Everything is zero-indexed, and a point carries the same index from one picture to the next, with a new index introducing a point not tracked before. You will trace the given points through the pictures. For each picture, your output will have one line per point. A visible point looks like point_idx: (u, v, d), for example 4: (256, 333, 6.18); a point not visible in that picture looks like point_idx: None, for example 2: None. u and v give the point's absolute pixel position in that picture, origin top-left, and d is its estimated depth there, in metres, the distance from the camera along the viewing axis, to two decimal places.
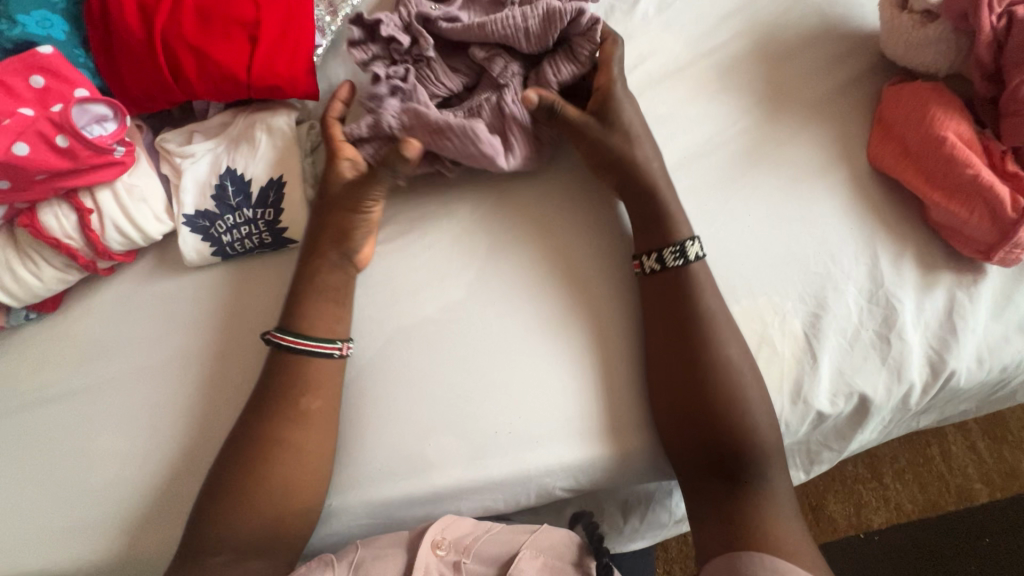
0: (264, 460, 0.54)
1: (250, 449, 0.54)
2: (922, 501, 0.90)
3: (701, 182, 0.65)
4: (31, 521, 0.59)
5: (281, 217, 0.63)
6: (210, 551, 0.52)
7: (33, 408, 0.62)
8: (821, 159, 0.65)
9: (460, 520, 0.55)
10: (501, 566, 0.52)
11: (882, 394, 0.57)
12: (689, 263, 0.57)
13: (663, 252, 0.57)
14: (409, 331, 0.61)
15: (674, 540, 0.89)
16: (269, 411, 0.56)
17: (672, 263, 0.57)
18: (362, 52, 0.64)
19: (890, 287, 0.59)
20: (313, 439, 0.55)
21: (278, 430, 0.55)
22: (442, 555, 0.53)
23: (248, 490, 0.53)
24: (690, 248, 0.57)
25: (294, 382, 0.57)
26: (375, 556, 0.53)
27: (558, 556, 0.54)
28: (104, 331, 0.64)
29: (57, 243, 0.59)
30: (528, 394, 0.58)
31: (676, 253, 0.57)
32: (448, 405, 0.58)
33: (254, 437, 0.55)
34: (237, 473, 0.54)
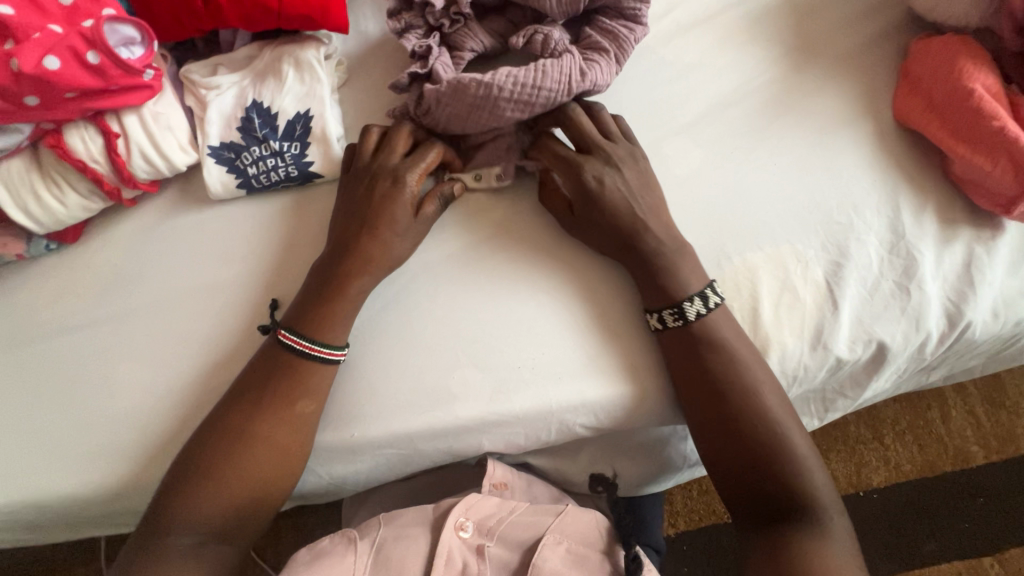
0: (233, 447, 0.53)
1: (219, 436, 0.53)
2: (920, 462, 0.92)
3: (728, 131, 0.65)
4: (50, 447, 0.58)
5: (308, 151, 0.62)
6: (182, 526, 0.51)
7: (51, 338, 0.62)
8: (847, 112, 0.65)
9: (483, 500, 0.56)
10: (525, 552, 0.54)
11: (900, 341, 0.59)
12: (689, 323, 0.55)
13: (661, 312, 0.56)
14: (434, 271, 0.61)
15: (679, 493, 0.93)
16: (248, 387, 0.55)
17: (670, 325, 0.56)
18: (396, 20, 0.63)
19: (911, 238, 0.60)
20: (290, 434, 0.54)
21: (247, 419, 0.53)
22: (465, 537, 0.54)
23: (214, 473, 0.52)
24: (690, 307, 0.55)
25: (267, 381, 0.54)
26: (397, 538, 0.54)
27: (581, 541, 0.55)
28: (127, 262, 0.64)
29: (83, 166, 0.58)
30: (543, 342, 0.58)
31: (675, 315, 0.55)
32: (468, 341, 0.58)
33: (230, 419, 0.54)
34: (208, 452, 0.53)
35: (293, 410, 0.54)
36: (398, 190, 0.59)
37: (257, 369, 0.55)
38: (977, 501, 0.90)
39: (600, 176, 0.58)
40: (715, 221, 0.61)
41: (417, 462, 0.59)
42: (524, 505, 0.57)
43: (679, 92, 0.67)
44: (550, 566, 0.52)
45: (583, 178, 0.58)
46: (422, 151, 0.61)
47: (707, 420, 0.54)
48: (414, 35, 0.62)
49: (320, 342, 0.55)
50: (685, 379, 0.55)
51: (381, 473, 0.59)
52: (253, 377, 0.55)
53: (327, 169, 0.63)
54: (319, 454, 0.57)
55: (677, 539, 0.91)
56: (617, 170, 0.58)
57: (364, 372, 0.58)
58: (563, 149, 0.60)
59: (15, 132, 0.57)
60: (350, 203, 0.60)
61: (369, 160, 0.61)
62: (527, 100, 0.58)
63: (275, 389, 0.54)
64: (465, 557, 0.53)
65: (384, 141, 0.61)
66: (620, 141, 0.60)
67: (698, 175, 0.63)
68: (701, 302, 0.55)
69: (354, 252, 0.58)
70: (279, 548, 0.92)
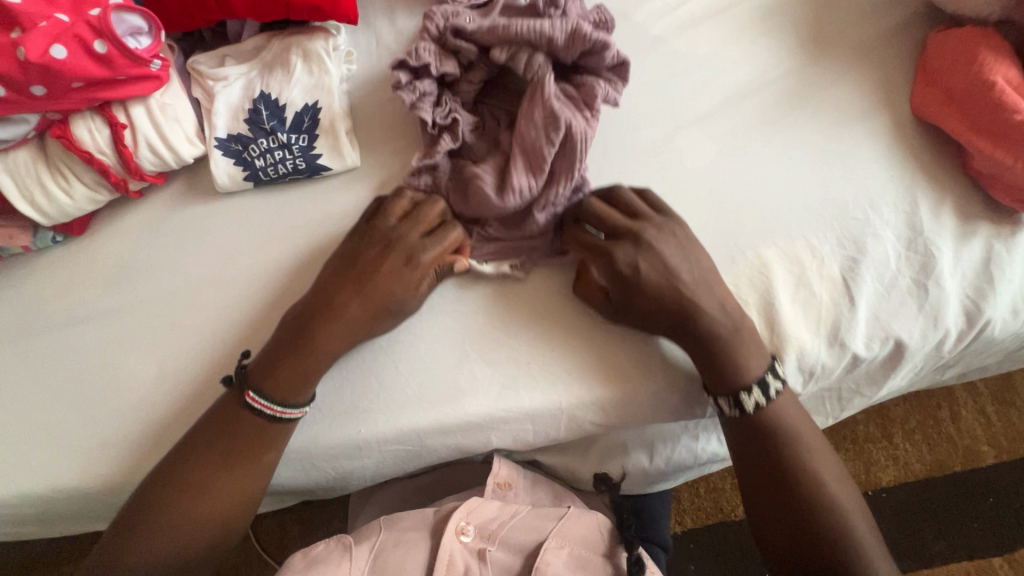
0: (186, 505, 0.51)
1: (169, 478, 0.51)
2: (930, 462, 0.91)
3: (742, 125, 0.64)
4: (55, 441, 0.58)
5: (316, 143, 0.62)
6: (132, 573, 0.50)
7: (57, 330, 0.61)
8: (863, 106, 0.64)
9: (485, 504, 0.55)
10: (527, 556, 0.53)
11: (917, 339, 0.58)
12: (746, 415, 0.53)
13: (719, 400, 0.54)
14: (446, 308, 0.59)
15: (687, 491, 0.92)
16: (210, 440, 0.52)
17: (728, 412, 0.54)
18: (408, 92, 0.59)
19: (929, 234, 0.59)
20: (248, 486, 0.53)
21: (205, 468, 0.52)
22: (466, 541, 0.53)
23: (166, 523, 0.50)
24: (748, 399, 0.53)
25: (229, 434, 0.53)
26: (397, 543, 0.52)
27: (585, 547, 0.54)
28: (133, 254, 0.63)
29: (89, 157, 0.58)
30: (513, 387, 0.56)
31: (731, 405, 0.54)
32: (467, 349, 0.57)
33: (188, 469, 0.52)
34: (157, 506, 0.51)
35: (257, 463, 0.53)
36: (409, 270, 0.56)
37: (223, 421, 0.53)
38: (987, 502, 0.88)
39: (634, 262, 0.54)
40: (729, 217, 0.60)
41: (425, 458, 0.58)
42: (527, 509, 0.56)
43: (691, 85, 0.66)
44: (553, 571, 0.51)
45: (617, 267, 0.54)
46: (445, 229, 0.58)
47: (746, 456, 0.54)
48: (427, 108, 0.59)
49: (280, 400, 0.53)
50: (738, 438, 0.54)
51: (389, 468, 0.58)
52: (220, 433, 0.53)
53: (335, 161, 0.62)
54: (327, 450, 0.56)
55: (685, 537, 0.90)
56: (654, 252, 0.54)
57: (372, 367, 0.57)
58: (593, 237, 0.56)
59: (23, 122, 0.56)
60: (356, 266, 0.56)
61: (388, 224, 0.58)
62: (531, 184, 0.57)
63: (238, 441, 0.53)
64: (467, 561, 0.52)
65: (412, 208, 0.59)
66: (652, 221, 0.56)
67: (711, 170, 0.62)
68: (761, 393, 0.53)
69: (355, 336, 0.55)
70: (285, 543, 0.91)
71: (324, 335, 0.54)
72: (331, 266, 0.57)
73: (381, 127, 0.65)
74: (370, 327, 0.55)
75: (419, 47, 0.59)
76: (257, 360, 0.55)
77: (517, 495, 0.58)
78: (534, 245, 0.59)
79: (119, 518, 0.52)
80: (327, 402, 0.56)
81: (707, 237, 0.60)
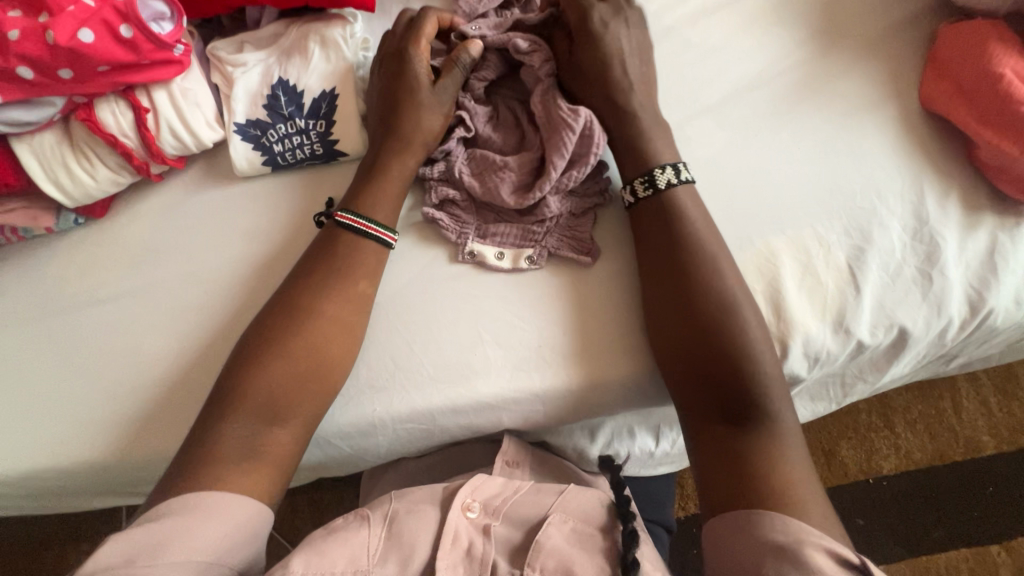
0: (289, 336, 0.54)
1: (240, 363, 0.53)
2: (930, 451, 0.93)
3: (752, 114, 0.65)
4: (74, 417, 0.59)
5: (333, 128, 0.63)
6: (240, 405, 0.51)
7: (80, 310, 0.63)
8: (873, 96, 0.65)
9: (489, 480, 0.54)
10: (529, 530, 0.50)
11: (921, 326, 0.59)
12: (660, 190, 0.57)
13: (633, 184, 0.58)
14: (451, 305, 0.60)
15: (689, 476, 0.94)
16: (306, 272, 0.57)
17: (642, 195, 0.58)
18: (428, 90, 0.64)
19: (934, 224, 0.60)
20: (348, 311, 0.56)
21: (301, 296, 0.56)
22: (471, 518, 0.50)
23: (267, 354, 0.53)
24: (661, 175, 0.57)
25: (325, 261, 0.57)
26: (409, 512, 0.50)
27: (585, 521, 0.51)
28: (153, 236, 0.65)
29: (113, 140, 0.59)
30: (521, 369, 0.57)
31: (645, 184, 0.57)
32: (462, 350, 0.58)
33: (287, 303, 0.56)
34: (256, 343, 0.54)
35: (354, 289, 0.57)
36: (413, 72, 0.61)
37: (315, 253, 0.58)
38: (987, 491, 0.90)
39: (608, 18, 0.62)
40: (737, 204, 0.62)
41: (439, 437, 0.59)
42: (528, 484, 0.54)
43: (702, 76, 0.67)
44: (554, 543, 0.48)
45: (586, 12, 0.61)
46: (422, 26, 0.63)
47: (661, 265, 0.55)
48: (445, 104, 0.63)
49: (368, 217, 0.59)
50: (659, 244, 0.56)
51: (403, 445, 0.60)
52: (317, 259, 0.57)
53: (352, 148, 0.63)
54: (342, 429, 0.57)
55: (687, 520, 0.92)
56: (626, 21, 0.63)
57: (389, 347, 0.58)
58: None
59: (49, 105, 0.57)
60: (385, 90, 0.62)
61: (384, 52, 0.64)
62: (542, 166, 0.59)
63: (329, 266, 0.57)
64: (471, 537, 0.49)
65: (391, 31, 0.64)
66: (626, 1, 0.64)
67: (720, 158, 0.64)
68: (673, 172, 0.57)
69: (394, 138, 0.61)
70: (296, 522, 0.94)
71: (388, 159, 0.60)
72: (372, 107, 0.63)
73: None
74: (408, 119, 0.60)
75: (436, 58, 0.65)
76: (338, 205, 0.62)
77: (523, 473, 0.59)
78: (548, 235, 0.61)
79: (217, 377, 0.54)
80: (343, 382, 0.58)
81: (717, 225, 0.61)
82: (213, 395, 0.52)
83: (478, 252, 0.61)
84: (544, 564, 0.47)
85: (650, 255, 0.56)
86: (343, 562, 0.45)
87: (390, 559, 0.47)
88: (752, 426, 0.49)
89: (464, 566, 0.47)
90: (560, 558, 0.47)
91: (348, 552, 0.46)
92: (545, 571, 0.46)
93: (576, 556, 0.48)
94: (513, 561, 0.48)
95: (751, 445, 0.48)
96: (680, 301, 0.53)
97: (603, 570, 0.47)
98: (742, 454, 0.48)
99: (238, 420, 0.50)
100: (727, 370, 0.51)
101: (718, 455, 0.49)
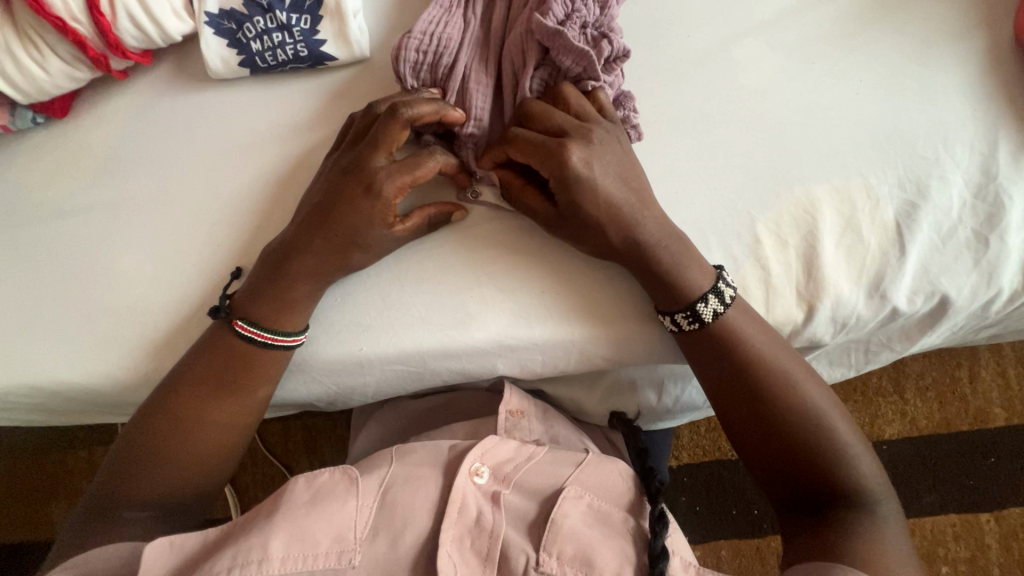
0: (244, 340, 0.51)
1: (146, 431, 0.49)
2: (938, 419, 0.90)
3: (808, 40, 0.56)
4: (31, 339, 0.54)
5: (320, 26, 0.54)
6: (120, 509, 0.47)
7: (41, 221, 0.57)
8: (952, 24, 0.56)
9: (500, 445, 0.50)
10: (543, 502, 0.47)
11: (966, 296, 0.53)
12: (706, 326, 0.49)
13: (674, 316, 0.49)
14: (468, 302, 0.52)
15: (687, 428, 0.92)
16: (198, 368, 0.50)
17: (686, 329, 0.49)
18: (418, 75, 0.53)
19: (1003, 181, 0.52)
20: (244, 411, 0.51)
21: (188, 403, 0.50)
22: (479, 484, 0.48)
23: (146, 461, 0.49)
24: (705, 309, 0.48)
25: (222, 359, 0.50)
26: (407, 479, 0.48)
27: (604, 498, 0.48)
28: (119, 144, 0.58)
29: (62, 25, 0.52)
30: (518, 320, 0.52)
31: (689, 319, 0.49)
32: (449, 305, 0.52)
33: (172, 402, 0.50)
34: (162, 417, 0.49)
35: (255, 389, 0.51)
36: (369, 202, 0.49)
37: (207, 350, 0.51)
38: (988, 462, 0.88)
39: (589, 160, 0.47)
40: (782, 145, 0.54)
41: (427, 380, 0.55)
42: (543, 450, 0.51)
43: None
44: (570, 522, 0.46)
45: (566, 160, 0.47)
46: (418, 157, 0.50)
47: (719, 372, 0.49)
48: (443, 70, 0.53)
49: (270, 327, 0.50)
50: (690, 350, 0.50)
51: (391, 388, 0.55)
52: (211, 364, 0.50)
53: (342, 50, 0.56)
54: (328, 366, 0.53)
55: (679, 470, 0.92)
56: (604, 150, 0.48)
57: (379, 283, 0.53)
58: (537, 136, 0.48)
59: None
60: (329, 197, 0.50)
61: (355, 148, 0.51)
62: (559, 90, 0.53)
63: (226, 372, 0.50)
64: (480, 505, 0.47)
65: (375, 125, 0.50)
66: (602, 122, 0.50)
67: (768, 89, 0.55)
68: (717, 300, 0.48)
69: (322, 207, 0.50)
70: (288, 445, 0.94)
71: (316, 239, 0.50)
72: (310, 205, 0.51)
73: (399, 20, 0.59)
74: (347, 228, 0.49)
75: (412, 45, 0.52)
76: (239, 294, 0.52)
77: (530, 424, 0.55)
78: None
79: (119, 436, 0.51)
80: (330, 315, 0.53)
81: (753, 166, 0.53)
82: (92, 495, 0.49)
83: (481, 192, 0.55)
84: (561, 550, 0.44)
85: (699, 358, 0.50)
86: (327, 541, 0.43)
87: (380, 533, 0.45)
88: (848, 510, 0.46)
89: (471, 536, 0.46)
90: (578, 543, 0.45)
91: (333, 529, 0.44)
92: (562, 559, 0.44)
93: (597, 544, 0.45)
94: (529, 536, 0.46)
95: (846, 524, 0.46)
96: (757, 408, 0.49)
97: (626, 555, 0.45)
98: (840, 537, 0.45)
99: (120, 526, 0.47)
100: (814, 466, 0.47)
101: (814, 541, 0.46)
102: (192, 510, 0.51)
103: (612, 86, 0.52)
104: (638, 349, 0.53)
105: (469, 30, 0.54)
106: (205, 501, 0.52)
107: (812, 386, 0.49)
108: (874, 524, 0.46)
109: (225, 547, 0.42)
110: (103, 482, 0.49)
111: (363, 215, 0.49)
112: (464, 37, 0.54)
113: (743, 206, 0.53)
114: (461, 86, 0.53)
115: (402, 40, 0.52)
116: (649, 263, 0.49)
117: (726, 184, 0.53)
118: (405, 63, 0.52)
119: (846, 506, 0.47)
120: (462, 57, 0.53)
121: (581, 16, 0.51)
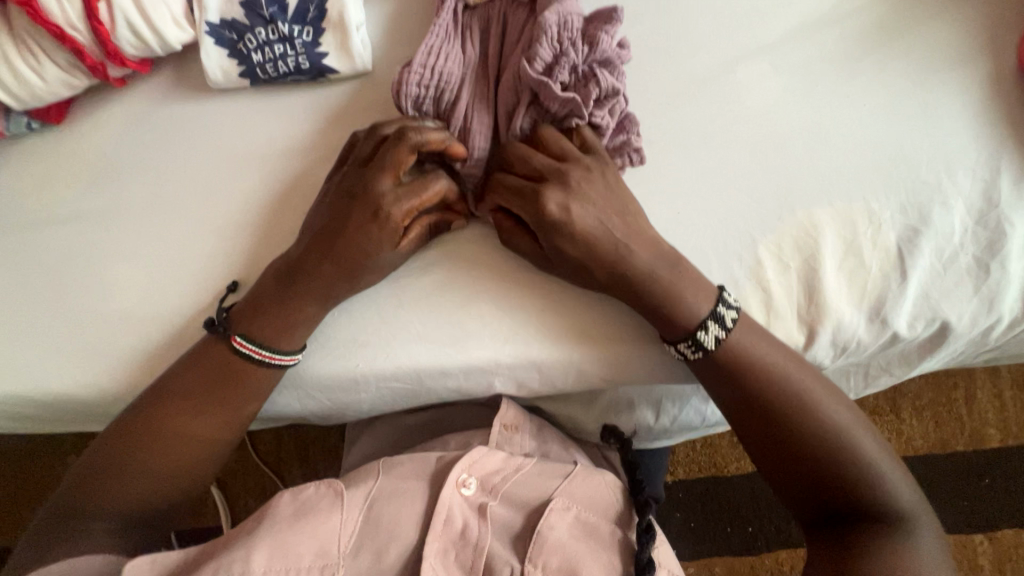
0: (231, 353, 0.50)
1: (120, 444, 0.48)
2: (933, 439, 0.90)
3: (812, 62, 0.56)
4: (17, 347, 0.54)
5: (322, 39, 0.54)
6: (90, 518, 0.47)
7: (33, 228, 0.56)
8: (956, 50, 0.56)
9: (489, 455, 0.49)
10: (530, 514, 0.47)
11: (966, 322, 0.53)
12: (710, 353, 0.48)
13: (677, 345, 0.49)
14: (466, 323, 0.52)
15: (683, 444, 0.92)
16: (180, 384, 0.49)
17: (690, 358, 0.49)
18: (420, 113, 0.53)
19: (1004, 209, 0.52)
20: (223, 431, 0.50)
21: (170, 417, 0.49)
22: (466, 495, 0.47)
23: (122, 473, 0.48)
24: (706, 335, 0.48)
25: (205, 377, 0.50)
26: (393, 492, 0.47)
27: (592, 510, 0.47)
28: (113, 151, 0.58)
29: (59, 33, 0.51)
30: (516, 342, 0.51)
31: (692, 348, 0.48)
32: (447, 324, 0.52)
33: (148, 417, 0.49)
34: (138, 431, 0.48)
35: (237, 410, 0.50)
36: (377, 225, 0.48)
37: (196, 364, 0.50)
38: (982, 483, 0.88)
39: (567, 203, 0.47)
40: (783, 168, 0.54)
41: (423, 398, 0.54)
42: (532, 463, 0.49)
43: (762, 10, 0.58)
44: (557, 534, 0.45)
45: (544, 206, 0.47)
46: (423, 180, 0.50)
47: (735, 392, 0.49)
48: (443, 109, 0.53)
49: (267, 345, 0.50)
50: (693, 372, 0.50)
51: (386, 405, 0.55)
52: (200, 378, 0.49)
53: (342, 62, 0.55)
54: (321, 381, 0.52)
55: (675, 486, 0.91)
56: (582, 193, 0.48)
57: (378, 298, 0.53)
58: (518, 181, 0.49)
59: None
60: (336, 221, 0.49)
61: (360, 168, 0.50)
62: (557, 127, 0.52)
63: (211, 389, 0.49)
64: (466, 517, 0.46)
65: (382, 148, 0.49)
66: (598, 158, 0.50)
67: (771, 110, 0.55)
68: (718, 325, 0.48)
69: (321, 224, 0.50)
70: (280, 454, 0.93)
71: (314, 254, 0.49)
72: (312, 225, 0.51)
73: (402, 33, 0.58)
74: (347, 251, 0.48)
75: (411, 83, 0.51)
76: (236, 307, 0.51)
77: (522, 440, 0.54)
78: None
79: (93, 444, 0.49)
80: (325, 330, 0.53)
81: (755, 187, 0.53)
82: (59, 502, 0.48)
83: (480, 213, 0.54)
84: (546, 561, 0.44)
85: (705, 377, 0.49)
86: (310, 556, 0.43)
87: (364, 549, 0.44)
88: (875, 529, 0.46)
89: (456, 549, 0.45)
90: (564, 557, 0.44)
91: (317, 543, 0.43)
92: (547, 570, 0.44)
93: (583, 555, 0.44)
94: (513, 548, 0.45)
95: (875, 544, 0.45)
96: (776, 428, 0.48)
97: (610, 566, 0.45)
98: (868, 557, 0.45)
99: (85, 538, 0.46)
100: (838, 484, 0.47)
101: (841, 557, 0.46)
102: (157, 523, 0.50)
103: (610, 116, 0.51)
104: (635, 369, 0.52)
105: (466, 66, 0.53)
106: (172, 514, 0.51)
107: (830, 404, 0.49)
108: (896, 550, 0.45)
109: (206, 564, 0.42)
110: (72, 490, 0.48)
111: (360, 236, 0.48)
112: (464, 72, 0.53)
113: (744, 228, 0.52)
114: (463, 124, 0.52)
115: (400, 77, 0.51)
116: (646, 280, 0.48)
117: (727, 207, 0.53)
118: (407, 98, 0.52)
119: (873, 524, 0.46)
120: (463, 94, 0.52)
121: (569, 58, 0.50)
